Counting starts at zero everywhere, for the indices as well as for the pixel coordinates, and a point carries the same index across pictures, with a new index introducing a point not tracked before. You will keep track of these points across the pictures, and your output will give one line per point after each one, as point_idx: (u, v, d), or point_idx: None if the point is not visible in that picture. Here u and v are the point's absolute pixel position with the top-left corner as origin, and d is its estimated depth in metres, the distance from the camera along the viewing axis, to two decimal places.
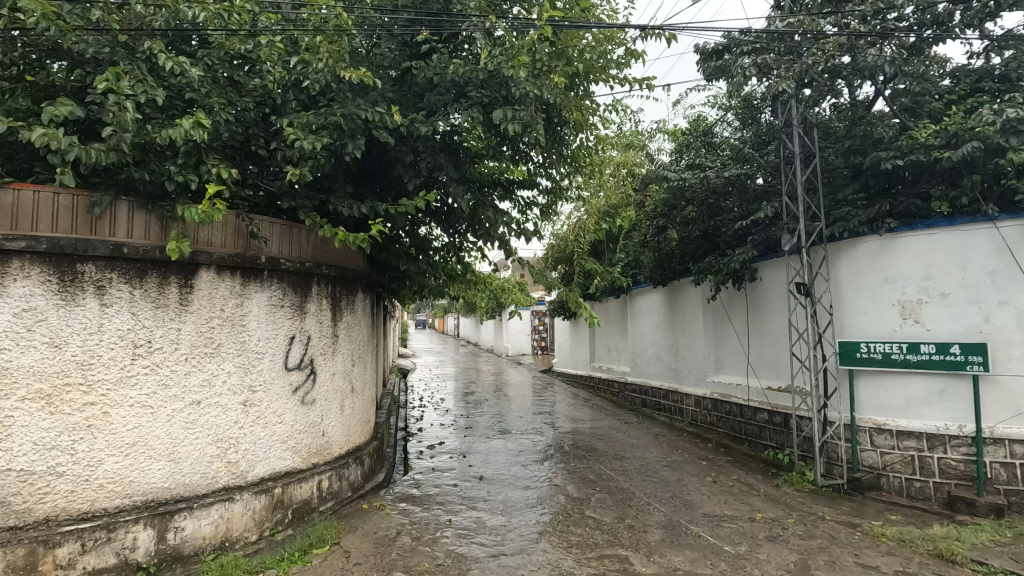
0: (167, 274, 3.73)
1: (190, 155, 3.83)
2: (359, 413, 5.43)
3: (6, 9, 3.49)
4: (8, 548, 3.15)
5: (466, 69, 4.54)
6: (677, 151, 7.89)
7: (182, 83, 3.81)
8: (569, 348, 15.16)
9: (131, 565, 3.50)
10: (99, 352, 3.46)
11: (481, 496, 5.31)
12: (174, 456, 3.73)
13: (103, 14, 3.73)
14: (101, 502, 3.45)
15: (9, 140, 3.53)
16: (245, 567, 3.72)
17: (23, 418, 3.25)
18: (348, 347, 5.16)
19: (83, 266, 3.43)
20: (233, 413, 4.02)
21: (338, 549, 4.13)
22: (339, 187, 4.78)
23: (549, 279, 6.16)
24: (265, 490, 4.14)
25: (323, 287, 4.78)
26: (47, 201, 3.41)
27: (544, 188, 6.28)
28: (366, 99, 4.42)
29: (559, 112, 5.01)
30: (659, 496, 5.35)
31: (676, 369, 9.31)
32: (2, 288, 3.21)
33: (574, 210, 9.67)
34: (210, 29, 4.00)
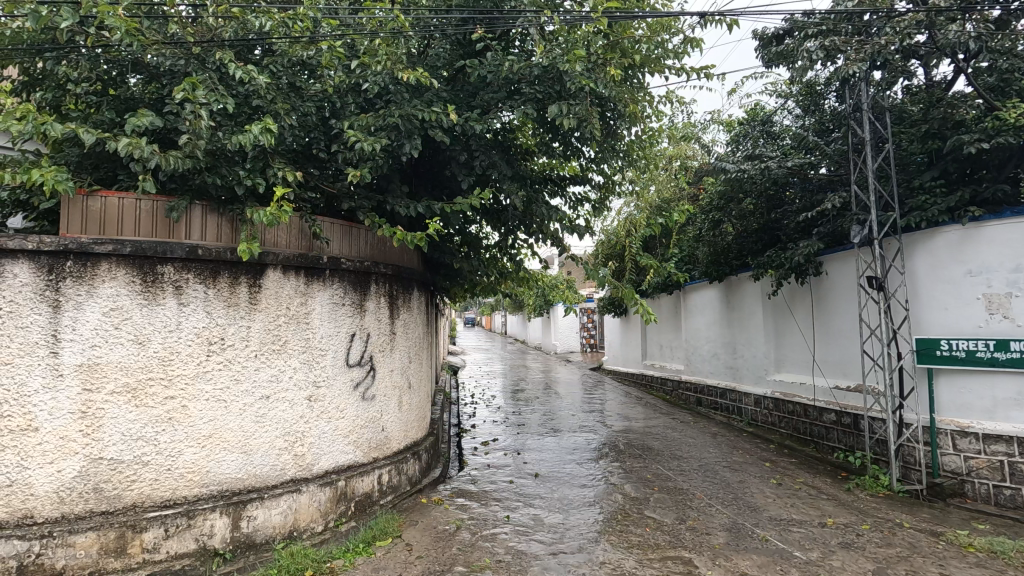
0: (238, 274, 3.89)
1: (258, 159, 3.99)
2: (416, 408, 5.53)
3: (93, 29, 3.74)
4: (101, 532, 3.37)
5: (520, 65, 4.53)
6: (733, 142, 7.61)
7: (251, 90, 3.97)
8: (619, 345, 14.95)
9: (209, 551, 3.66)
10: (178, 349, 3.66)
11: (537, 494, 5.31)
12: (246, 449, 3.91)
13: (178, 28, 3.94)
14: (182, 490, 3.66)
15: (97, 151, 3.79)
16: (314, 556, 3.84)
17: (113, 410, 3.47)
18: (406, 345, 5.27)
19: (162, 268, 3.63)
20: (299, 408, 4.17)
21: (400, 542, 4.22)
22: (396, 187, 4.88)
23: (600, 275, 5.99)
24: (330, 482, 4.27)
25: (382, 285, 4.88)
26: (130, 207, 3.67)
27: (596, 183, 6.20)
28: (423, 100, 4.49)
29: (613, 106, 4.94)
30: (721, 498, 5.20)
31: (733, 367, 9.01)
32: (92, 288, 3.44)
33: (625, 206, 9.47)
34: (275, 37, 4.15)
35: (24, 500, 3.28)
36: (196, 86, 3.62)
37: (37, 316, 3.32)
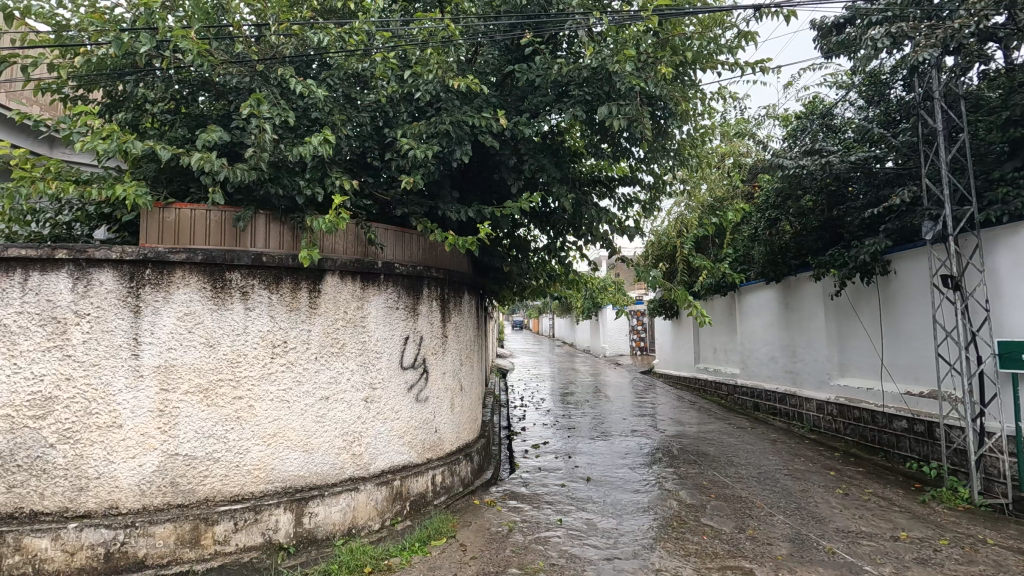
0: (299, 280, 4.06)
1: (316, 169, 4.16)
2: (468, 410, 5.60)
3: (167, 52, 4.01)
4: (177, 523, 3.58)
5: (569, 67, 4.53)
6: (791, 137, 7.31)
7: (309, 104, 4.14)
8: (671, 348, 14.63)
9: (274, 545, 3.82)
10: (245, 351, 3.85)
11: (589, 498, 5.27)
12: (308, 447, 4.06)
13: (244, 47, 4.16)
14: (249, 486, 3.84)
15: (171, 166, 4.05)
16: (373, 554, 3.95)
17: (187, 409, 3.69)
18: (457, 347, 5.35)
19: (230, 274, 3.84)
20: (356, 409, 4.30)
21: (455, 542, 4.28)
22: (447, 192, 4.97)
23: (652, 277, 5.92)
24: (386, 482, 4.38)
25: (433, 289, 4.97)
26: (201, 218, 3.90)
27: (646, 184, 6.10)
28: (473, 106, 4.56)
29: (664, 105, 4.86)
30: (781, 507, 5.00)
31: (793, 370, 8.65)
32: (168, 294, 3.68)
33: (676, 206, 9.20)
34: (332, 52, 4.32)
35: (110, 492, 3.53)
36: (260, 101, 3.82)
37: (121, 321, 3.58)
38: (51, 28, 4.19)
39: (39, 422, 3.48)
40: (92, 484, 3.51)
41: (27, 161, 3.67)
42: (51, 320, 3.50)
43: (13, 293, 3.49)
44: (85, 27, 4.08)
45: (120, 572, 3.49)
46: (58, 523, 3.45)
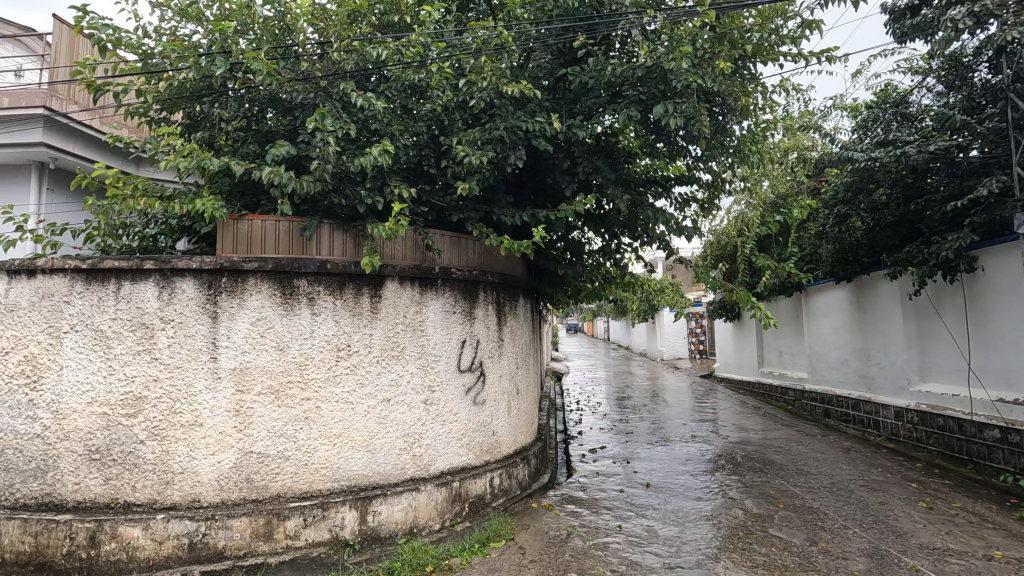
0: (361, 286, 4.21)
1: (376, 178, 4.31)
2: (524, 413, 5.62)
3: (240, 73, 4.26)
4: (252, 517, 3.78)
5: (623, 68, 4.48)
6: (861, 128, 6.91)
7: (369, 116, 4.30)
8: (733, 352, 14.11)
9: (341, 542, 3.97)
10: (312, 354, 4.03)
11: (649, 504, 5.16)
12: (371, 448, 4.20)
13: (308, 65, 4.37)
14: (317, 484, 4.01)
15: (244, 180, 4.31)
16: (434, 553, 4.03)
17: (260, 409, 3.90)
18: (513, 351, 5.38)
19: (298, 282, 4.03)
20: (416, 410, 4.41)
21: (514, 545, 4.30)
22: (501, 197, 5.03)
23: (713, 278, 5.73)
24: (446, 483, 4.46)
25: (489, 293, 5.03)
26: (271, 228, 4.12)
27: (704, 182, 5.94)
28: (526, 111, 4.59)
29: (722, 101, 4.72)
30: (857, 519, 4.72)
31: (867, 375, 8.16)
32: (243, 301, 3.90)
33: (735, 204, 8.80)
34: (390, 65, 4.47)
35: (193, 486, 3.78)
36: (324, 116, 4.00)
37: (201, 326, 3.84)
38: (137, 56, 4.54)
39: (131, 420, 3.78)
40: (177, 479, 3.77)
41: (119, 180, 4.01)
42: (140, 326, 3.81)
43: (109, 301, 3.84)
44: (167, 54, 4.39)
45: (202, 562, 3.71)
46: (148, 514, 3.72)
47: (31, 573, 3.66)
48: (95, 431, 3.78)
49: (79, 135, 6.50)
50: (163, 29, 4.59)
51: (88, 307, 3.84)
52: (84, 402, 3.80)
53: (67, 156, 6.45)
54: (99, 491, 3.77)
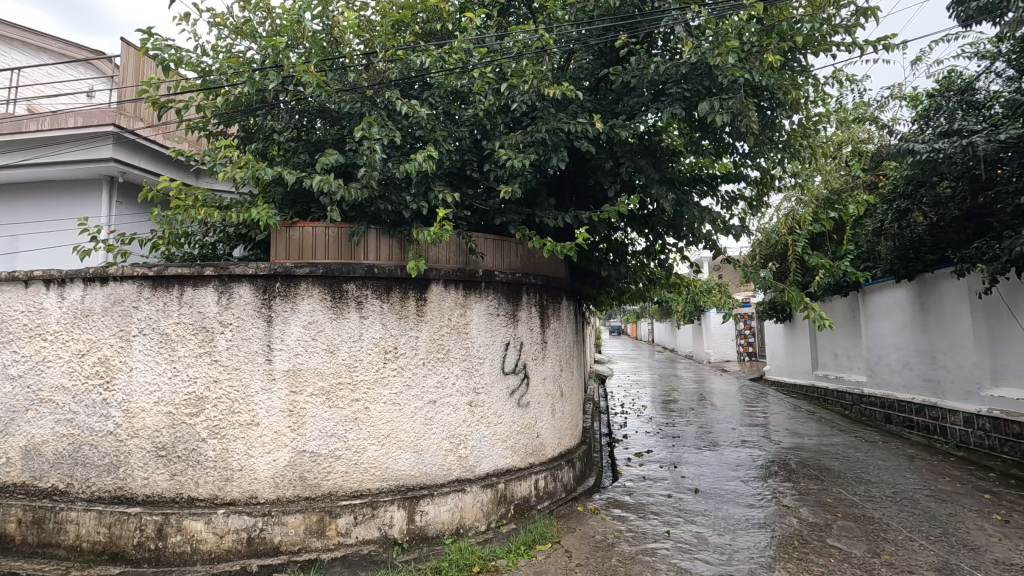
0: (407, 289, 4.30)
1: (421, 184, 4.39)
2: (569, 416, 5.60)
3: (291, 86, 4.43)
4: (306, 514, 3.90)
5: (667, 65, 4.41)
6: (922, 118, 6.56)
7: (413, 123, 4.39)
8: (784, 354, 13.61)
9: (390, 540, 4.05)
10: (360, 356, 4.14)
11: (698, 510, 5.04)
12: (418, 448, 4.27)
13: (355, 75, 4.51)
14: (367, 483, 4.11)
15: (295, 188, 4.48)
16: (480, 554, 4.05)
17: (312, 410, 4.03)
18: (557, 353, 5.37)
19: (347, 286, 4.15)
20: (462, 412, 4.45)
21: (560, 548, 4.28)
22: (544, 200, 5.03)
23: (763, 278, 5.54)
24: (491, 484, 4.49)
25: (532, 296, 5.04)
26: (322, 234, 4.26)
27: (752, 180, 5.76)
28: (568, 113, 4.59)
29: (771, 95, 4.57)
30: (923, 531, 4.47)
31: (933, 379, 7.71)
32: (295, 305, 4.05)
33: (785, 200, 8.46)
34: (433, 72, 4.55)
35: (251, 483, 3.94)
36: (371, 124, 4.11)
37: (257, 329, 4.01)
38: (197, 74, 4.79)
39: (194, 419, 3.98)
40: (236, 475, 3.94)
41: (181, 191, 4.24)
42: (201, 329, 4.02)
43: (173, 306, 4.06)
44: (224, 71, 4.62)
45: (260, 556, 3.86)
46: (210, 509, 3.90)
47: (104, 562, 3.89)
48: (161, 428, 4.01)
49: (144, 151, 6.90)
50: (220, 47, 4.83)
51: (154, 312, 4.07)
52: (152, 401, 4.03)
53: (133, 170, 6.86)
54: (165, 485, 3.98)
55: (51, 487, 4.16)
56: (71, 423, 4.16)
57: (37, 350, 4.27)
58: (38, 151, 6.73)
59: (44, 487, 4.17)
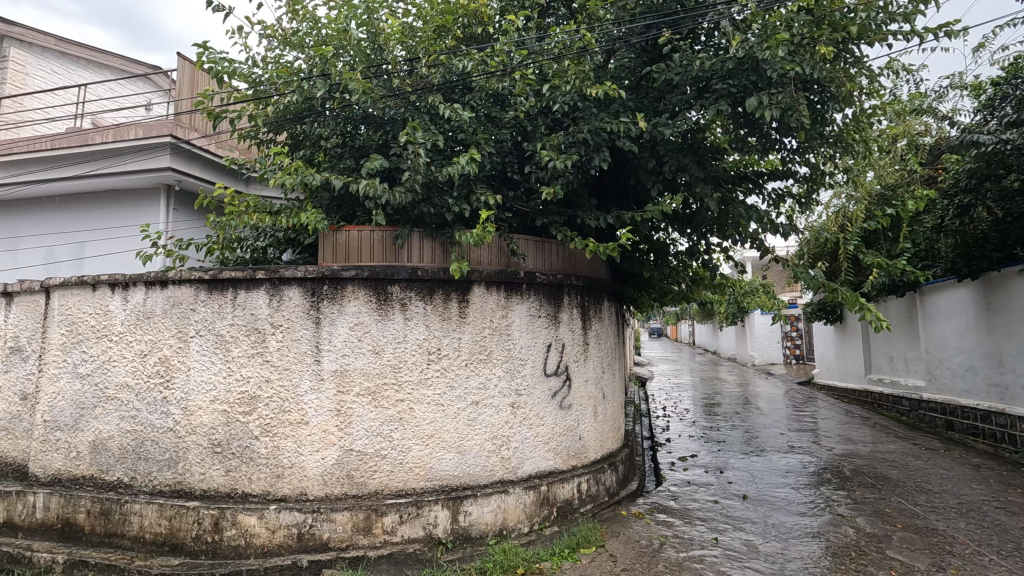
0: (450, 291, 4.34)
1: (463, 187, 4.44)
2: (611, 419, 5.53)
3: (337, 93, 4.55)
4: (353, 512, 3.98)
5: (712, 61, 4.31)
6: (986, 107, 6.21)
7: (456, 126, 4.45)
8: (835, 357, 13.09)
9: (434, 539, 4.08)
10: (405, 357, 4.20)
11: (747, 518, 4.89)
12: (461, 448, 4.30)
13: (398, 81, 4.60)
14: (412, 482, 4.17)
15: (341, 193, 4.59)
16: (524, 556, 4.04)
17: (359, 410, 4.12)
18: (598, 355, 5.31)
19: (391, 288, 4.22)
20: (504, 413, 4.46)
21: (604, 551, 4.23)
22: (585, 200, 4.99)
23: (813, 277, 5.25)
24: (534, 486, 4.48)
25: (574, 297, 5.01)
26: (367, 238, 4.35)
27: (801, 176, 5.55)
28: (610, 112, 4.55)
29: (822, 88, 4.41)
30: (993, 545, 4.21)
31: (1001, 384, 7.26)
32: (343, 307, 4.15)
33: (835, 197, 8.09)
34: (474, 75, 4.60)
35: (300, 480, 4.05)
36: (415, 129, 4.19)
37: (306, 330, 4.13)
38: (248, 85, 4.98)
39: (247, 417, 4.12)
40: (287, 472, 4.06)
41: (235, 198, 4.42)
42: (253, 330, 4.16)
43: (227, 308, 4.22)
44: (274, 81, 4.79)
45: (309, 551, 3.95)
46: (262, 504, 4.02)
47: (165, 553, 4.06)
48: (217, 426, 4.17)
49: (198, 160, 7.20)
50: (269, 58, 5.00)
51: (210, 314, 4.25)
52: (208, 400, 4.20)
53: (189, 178, 7.18)
54: (221, 481, 4.14)
55: (117, 480, 4.38)
56: (134, 419, 4.37)
57: (103, 350, 4.51)
58: (102, 162, 7.11)
59: (111, 480, 4.40)
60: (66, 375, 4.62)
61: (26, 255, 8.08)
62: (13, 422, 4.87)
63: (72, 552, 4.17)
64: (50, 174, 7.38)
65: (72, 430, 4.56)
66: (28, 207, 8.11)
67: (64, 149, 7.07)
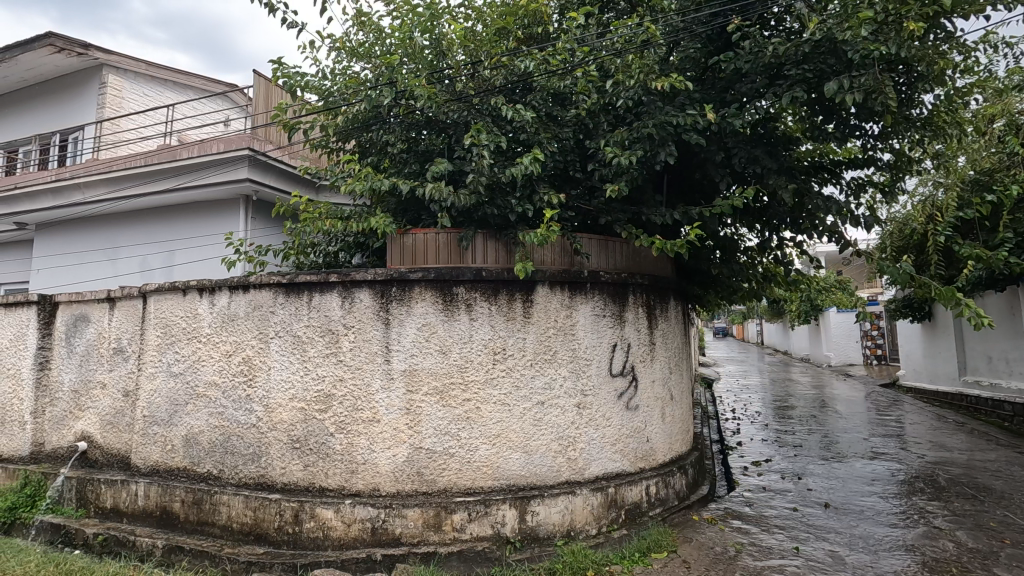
0: (514, 292, 4.36)
1: (526, 187, 4.45)
2: (679, 421, 5.39)
3: (404, 100, 4.68)
4: (424, 508, 4.06)
5: (786, 45, 4.12)
6: None
7: (518, 127, 4.48)
8: (923, 357, 12.15)
9: (503, 539, 4.10)
10: (471, 357, 4.26)
11: (831, 527, 4.62)
12: (528, 448, 4.31)
13: (462, 85, 4.68)
14: (480, 481, 4.22)
15: (408, 197, 4.72)
16: (594, 558, 3.98)
17: (427, 409, 4.21)
18: (665, 355, 5.18)
19: (457, 289, 4.29)
20: (570, 414, 4.43)
21: (677, 557, 4.11)
22: (649, 197, 4.88)
23: (901, 269, 4.79)
24: (602, 488, 4.42)
25: (639, 296, 4.91)
26: (432, 240, 4.44)
27: (884, 164, 5.17)
28: (676, 105, 4.43)
29: (910, 68, 4.10)
30: None
31: None
32: (411, 309, 4.25)
33: (921, 185, 7.51)
34: (536, 75, 4.61)
35: (373, 475, 4.19)
36: (479, 131, 4.25)
37: (376, 331, 4.26)
38: (318, 97, 5.21)
39: (323, 415, 4.30)
40: (361, 468, 4.21)
41: (309, 206, 4.64)
42: (328, 331, 4.34)
43: (304, 310, 4.42)
44: (344, 92, 5.00)
45: (382, 546, 4.06)
46: (339, 499, 4.18)
47: (251, 542, 4.30)
48: (296, 423, 4.38)
49: (273, 170, 7.61)
50: (338, 69, 5.21)
51: (288, 315, 4.47)
52: (287, 398, 4.42)
53: (265, 187, 7.59)
54: (300, 475, 4.35)
55: (207, 472, 4.69)
56: (221, 415, 4.66)
57: (193, 350, 4.84)
58: (188, 175, 7.63)
59: (202, 472, 4.72)
60: (161, 373, 4.99)
61: (124, 264, 8.81)
62: (117, 417, 5.32)
63: (169, 538, 4.50)
64: (144, 188, 8.01)
65: (167, 425, 4.92)
66: (127, 219, 8.85)
67: (154, 166, 7.67)
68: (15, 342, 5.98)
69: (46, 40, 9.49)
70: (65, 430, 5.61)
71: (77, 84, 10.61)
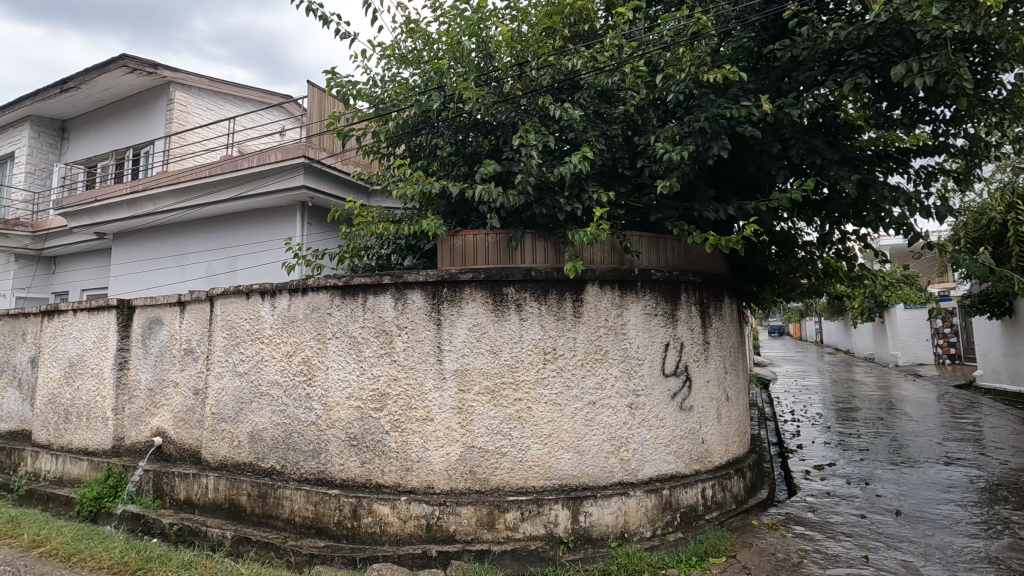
0: (564, 291, 4.35)
1: (574, 186, 4.43)
2: (736, 422, 5.22)
3: (452, 103, 4.75)
4: (477, 506, 4.11)
5: (847, 30, 3.93)
6: None
7: (566, 125, 4.46)
8: (1004, 356, 11.32)
9: (555, 538, 4.09)
10: (522, 357, 4.27)
11: (903, 536, 4.36)
12: (580, 449, 4.29)
13: (508, 86, 4.71)
14: (532, 480, 4.23)
15: (457, 200, 4.79)
16: (649, 561, 3.91)
17: (479, 408, 4.25)
18: (720, 355, 5.04)
19: (507, 290, 4.31)
20: (622, 414, 4.38)
21: (736, 563, 3.98)
22: (702, 193, 4.76)
23: (979, 264, 4.44)
24: (656, 489, 4.34)
25: (692, 294, 4.80)
26: (482, 241, 4.48)
27: (957, 150, 4.85)
28: (729, 97, 4.30)
29: (987, 46, 3.82)
30: None
31: None
32: (462, 309, 4.31)
33: (998, 171, 7.02)
34: (583, 73, 4.58)
35: (427, 473, 4.27)
36: (527, 131, 4.26)
37: (429, 332, 4.34)
38: (370, 104, 5.36)
39: (379, 413, 4.42)
40: (415, 466, 4.30)
41: (363, 210, 4.78)
42: (381, 331, 4.46)
43: (358, 312, 4.56)
44: (394, 98, 5.09)
45: (438, 542, 4.12)
46: (394, 495, 4.29)
47: (312, 535, 4.46)
48: (353, 421, 4.52)
49: (327, 176, 7.88)
50: (388, 76, 5.34)
51: (344, 317, 4.62)
52: (345, 396, 4.56)
53: (320, 193, 7.87)
54: (358, 471, 4.49)
55: (271, 467, 4.90)
56: (283, 413, 4.87)
57: (257, 351, 5.08)
58: (248, 184, 8.00)
59: (266, 467, 4.94)
60: (228, 373, 5.25)
61: (191, 269, 9.32)
62: (188, 414, 5.64)
63: (237, 529, 4.73)
64: (208, 198, 8.46)
65: (234, 422, 5.17)
66: (193, 227, 9.37)
67: (218, 177, 8.09)
68: (97, 343, 6.43)
69: (120, 61, 10.18)
70: (143, 426, 6.00)
71: (148, 102, 11.31)
